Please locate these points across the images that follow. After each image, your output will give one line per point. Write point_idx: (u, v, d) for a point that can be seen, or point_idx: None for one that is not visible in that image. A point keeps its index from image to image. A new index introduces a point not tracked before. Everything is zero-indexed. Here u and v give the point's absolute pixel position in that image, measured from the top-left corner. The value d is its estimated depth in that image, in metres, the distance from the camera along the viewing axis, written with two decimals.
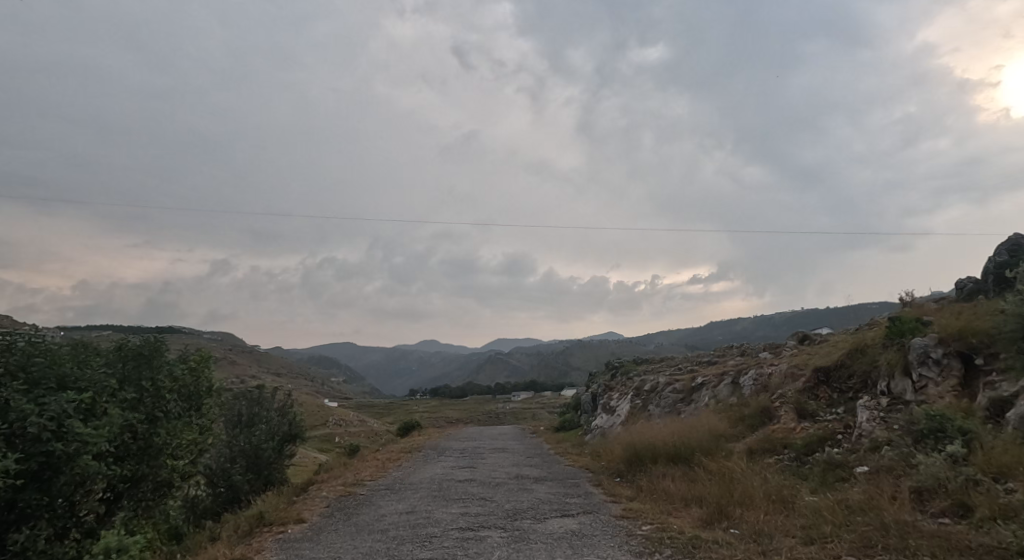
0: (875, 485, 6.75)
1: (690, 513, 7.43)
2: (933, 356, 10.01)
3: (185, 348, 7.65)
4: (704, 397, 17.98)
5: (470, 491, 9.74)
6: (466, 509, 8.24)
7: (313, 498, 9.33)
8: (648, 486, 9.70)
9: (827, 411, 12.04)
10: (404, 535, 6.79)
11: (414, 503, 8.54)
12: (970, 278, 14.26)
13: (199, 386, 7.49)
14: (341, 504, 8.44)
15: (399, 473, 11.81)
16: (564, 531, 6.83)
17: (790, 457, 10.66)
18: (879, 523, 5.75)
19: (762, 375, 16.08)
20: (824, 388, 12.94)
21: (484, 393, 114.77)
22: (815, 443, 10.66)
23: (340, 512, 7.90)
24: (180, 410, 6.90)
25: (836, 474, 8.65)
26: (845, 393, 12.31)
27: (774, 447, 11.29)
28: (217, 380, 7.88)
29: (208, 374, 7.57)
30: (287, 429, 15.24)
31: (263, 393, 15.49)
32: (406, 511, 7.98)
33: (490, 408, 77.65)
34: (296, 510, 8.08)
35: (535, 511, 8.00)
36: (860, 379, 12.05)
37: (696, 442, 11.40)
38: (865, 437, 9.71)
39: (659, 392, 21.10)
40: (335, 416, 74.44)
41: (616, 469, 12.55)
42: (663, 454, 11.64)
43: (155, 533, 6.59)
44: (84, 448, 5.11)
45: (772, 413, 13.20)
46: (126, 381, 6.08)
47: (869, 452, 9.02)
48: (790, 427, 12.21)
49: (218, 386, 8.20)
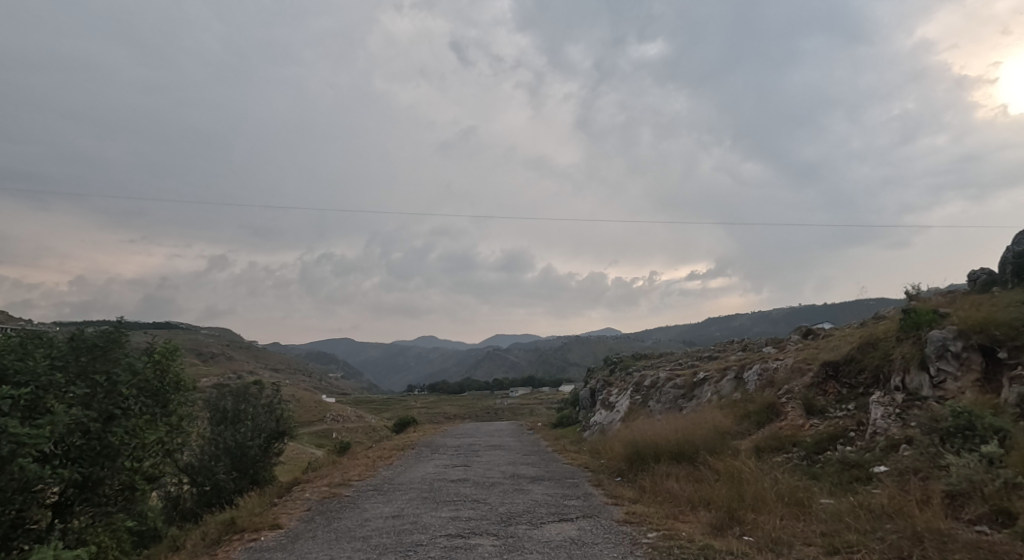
0: (900, 487, 6.21)
1: (698, 517, 6.88)
2: (952, 350, 9.45)
3: (152, 341, 7.12)
4: (705, 393, 17.45)
5: (462, 492, 9.21)
6: (457, 512, 7.69)
7: (294, 500, 8.78)
8: (652, 487, 9.14)
9: (837, 407, 11.52)
10: (386, 543, 6.21)
11: (401, 506, 7.98)
12: (982, 269, 13.73)
13: (166, 380, 6.94)
14: (323, 508, 7.88)
15: (388, 473, 11.24)
16: (563, 540, 6.23)
17: (799, 455, 10.13)
18: (910, 532, 5.22)
19: (766, 370, 15.55)
20: (833, 384, 12.42)
21: (482, 389, 114.27)
22: (825, 441, 10.12)
23: (320, 517, 7.34)
24: (144, 407, 6.38)
25: (853, 475, 8.10)
26: (855, 388, 11.78)
27: (783, 445, 10.76)
28: (187, 376, 7.35)
29: (175, 367, 7.03)
30: (274, 425, 14.75)
31: (248, 389, 14.98)
32: (392, 515, 7.43)
33: (487, 404, 77.09)
34: (272, 514, 7.51)
35: (531, 516, 7.42)
36: (871, 374, 11.51)
37: (700, 440, 10.87)
38: (881, 436, 9.19)
39: (659, 388, 20.55)
40: (333, 413, 73.51)
41: (617, 468, 12.00)
42: (666, 453, 11.09)
43: (114, 542, 6.11)
44: (21, 450, 4.64)
45: (779, 409, 12.69)
46: (80, 375, 5.59)
47: (887, 452, 8.48)
48: (798, 424, 11.69)
49: (189, 381, 7.64)
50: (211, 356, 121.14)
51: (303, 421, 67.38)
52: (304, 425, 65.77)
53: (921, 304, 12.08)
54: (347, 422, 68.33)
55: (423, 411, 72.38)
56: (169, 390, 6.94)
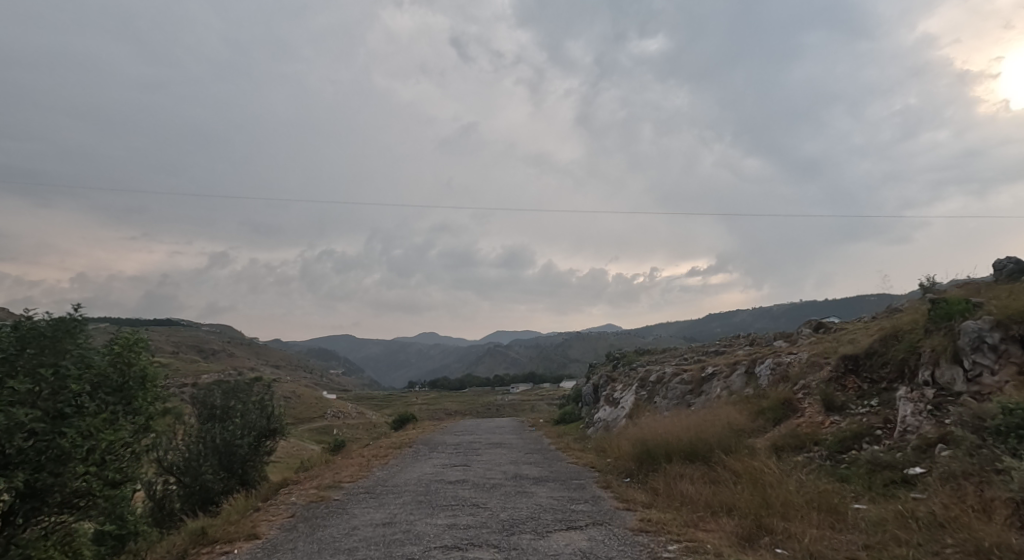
0: (951, 494, 5.54)
1: (722, 526, 6.23)
2: (988, 342, 8.77)
3: (117, 331, 6.49)
4: (714, 388, 16.81)
5: (461, 495, 8.55)
6: (454, 520, 7.01)
7: (278, 505, 8.12)
8: (666, 490, 8.48)
9: (859, 403, 10.85)
10: (374, 556, 5.53)
11: (393, 512, 7.31)
12: (1009, 257, 13.04)
13: (130, 375, 6.23)
14: (308, 514, 7.22)
15: (382, 473, 10.59)
16: (573, 552, 5.56)
17: (821, 455, 9.47)
18: (973, 549, 4.56)
19: (780, 364, 14.88)
20: (853, 378, 11.80)
21: (483, 385, 113.72)
22: (849, 440, 9.43)
23: (304, 525, 6.67)
24: (103, 404, 5.78)
25: (886, 478, 7.44)
26: (877, 383, 11.13)
27: (805, 444, 10.10)
28: (157, 369, 6.71)
29: (140, 361, 6.30)
30: (264, 422, 14.14)
31: (238, 385, 14.36)
32: (382, 523, 6.76)
33: (489, 400, 76.51)
34: (251, 522, 6.85)
35: (537, 524, 6.75)
36: (895, 368, 10.85)
37: (714, 437, 10.21)
38: (912, 434, 8.53)
39: (666, 383, 19.90)
40: (336, 409, 72.41)
41: (625, 468, 11.35)
42: (677, 452, 10.41)
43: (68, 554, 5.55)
44: None
45: (796, 406, 12.04)
46: (22, 370, 4.98)
47: (921, 453, 7.81)
48: (818, 421, 11.04)
49: (160, 375, 6.95)
50: (211, 352, 120.61)
51: (303, 417, 66.82)
52: (305, 421, 65.11)
53: (948, 294, 11.38)
54: (348, 419, 67.80)
55: (423, 407, 71.75)
56: (135, 386, 6.24)
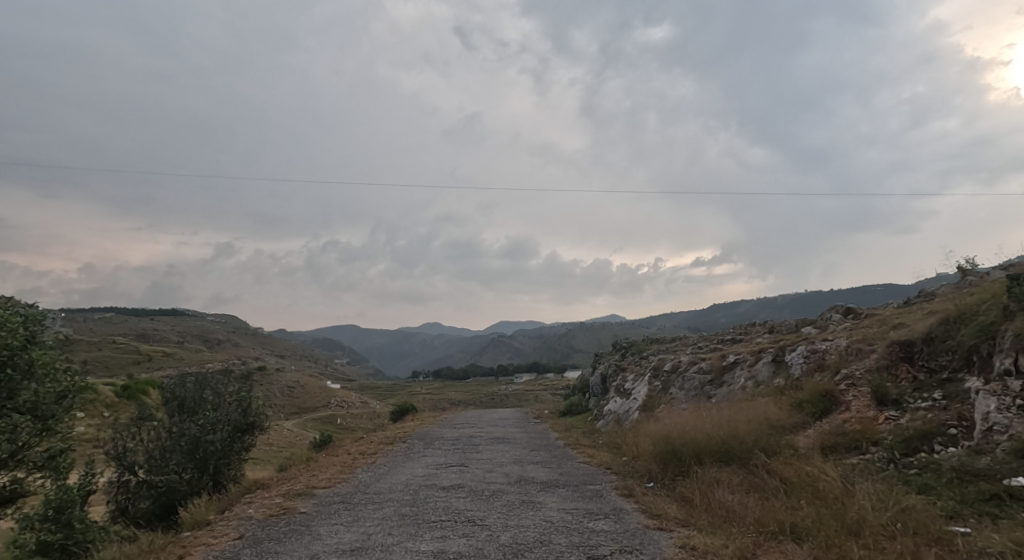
0: None
1: None
2: None
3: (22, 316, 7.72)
4: (737, 379, 15.37)
5: (454, 506, 7.10)
6: (444, 545, 5.50)
7: (228, 520, 6.69)
8: (702, 500, 7.05)
9: (918, 396, 9.38)
10: None
11: (367, 534, 5.93)
12: None
13: (14, 366, 7.33)
14: (259, 537, 5.82)
15: (365, 477, 9.14)
16: None
17: (881, 457, 8.01)
18: None
19: (814, 352, 13.37)
20: (906, 367, 10.34)
21: (487, 374, 112.35)
22: (916, 439, 7.94)
23: (250, 553, 5.24)
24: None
25: (982, 490, 6.00)
26: (937, 373, 9.67)
27: (860, 444, 8.60)
28: (39, 357, 7.59)
29: (21, 351, 7.36)
30: (240, 416, 12.73)
31: (211, 376, 13.08)
32: (350, 550, 5.32)
33: (491, 390, 75.26)
34: (181, 551, 5.46)
35: (547, 552, 5.26)
36: (963, 357, 9.36)
37: (751, 436, 8.77)
38: (1000, 434, 7.06)
39: (682, 373, 18.41)
40: (336, 399, 71.31)
41: (646, 470, 9.83)
42: (707, 452, 8.96)
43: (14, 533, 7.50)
44: None
45: (840, 398, 10.56)
46: None
47: (1021, 460, 6.33)
48: (869, 416, 9.55)
49: (51, 367, 7.88)
50: (213, 341, 119.42)
51: (304, 406, 65.68)
52: (306, 410, 63.96)
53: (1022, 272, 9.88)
54: (349, 408, 66.83)
55: (425, 397, 70.60)
56: (16, 375, 7.33)
